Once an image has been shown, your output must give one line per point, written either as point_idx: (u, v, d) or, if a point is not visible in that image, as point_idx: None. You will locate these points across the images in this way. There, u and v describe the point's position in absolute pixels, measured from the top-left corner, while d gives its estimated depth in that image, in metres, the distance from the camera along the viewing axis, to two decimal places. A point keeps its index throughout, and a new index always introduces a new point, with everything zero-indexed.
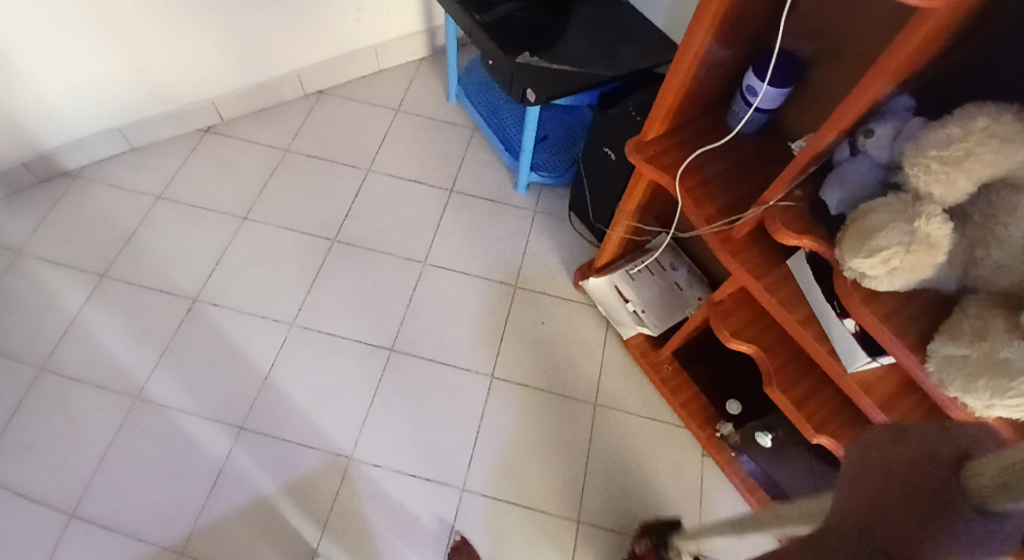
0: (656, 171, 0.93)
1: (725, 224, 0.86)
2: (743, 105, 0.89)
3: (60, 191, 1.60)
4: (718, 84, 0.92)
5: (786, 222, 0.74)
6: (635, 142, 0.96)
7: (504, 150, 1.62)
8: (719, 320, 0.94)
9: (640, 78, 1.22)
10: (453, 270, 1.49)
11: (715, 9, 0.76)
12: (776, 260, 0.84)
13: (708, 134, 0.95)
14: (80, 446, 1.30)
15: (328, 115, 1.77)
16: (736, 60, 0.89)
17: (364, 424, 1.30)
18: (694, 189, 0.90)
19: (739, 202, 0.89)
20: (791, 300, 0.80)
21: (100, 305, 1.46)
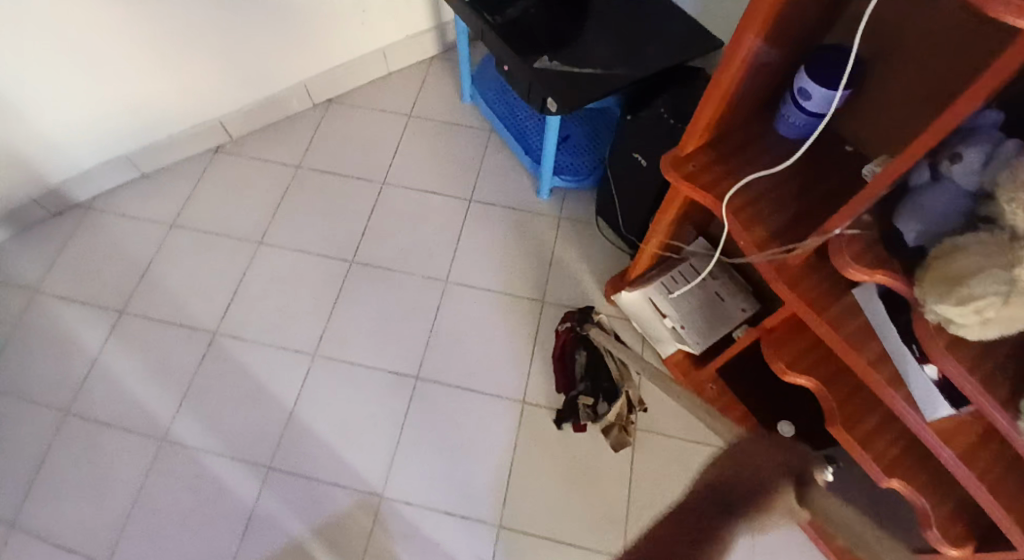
0: (696, 190, 0.84)
1: (781, 250, 0.77)
2: (791, 107, 0.79)
3: (72, 225, 1.56)
4: (762, 90, 0.82)
5: (854, 256, 0.64)
6: (671, 157, 0.87)
7: (524, 155, 1.53)
8: (771, 352, 0.85)
9: (670, 76, 1.12)
10: (478, 288, 1.43)
11: (768, 8, 0.66)
12: (838, 289, 0.74)
13: (752, 146, 0.86)
14: (108, 492, 1.28)
15: (338, 126, 1.69)
16: (782, 64, 0.79)
17: (394, 459, 1.26)
18: (740, 210, 0.81)
19: (791, 223, 0.79)
20: (860, 336, 0.71)
21: (119, 343, 1.42)
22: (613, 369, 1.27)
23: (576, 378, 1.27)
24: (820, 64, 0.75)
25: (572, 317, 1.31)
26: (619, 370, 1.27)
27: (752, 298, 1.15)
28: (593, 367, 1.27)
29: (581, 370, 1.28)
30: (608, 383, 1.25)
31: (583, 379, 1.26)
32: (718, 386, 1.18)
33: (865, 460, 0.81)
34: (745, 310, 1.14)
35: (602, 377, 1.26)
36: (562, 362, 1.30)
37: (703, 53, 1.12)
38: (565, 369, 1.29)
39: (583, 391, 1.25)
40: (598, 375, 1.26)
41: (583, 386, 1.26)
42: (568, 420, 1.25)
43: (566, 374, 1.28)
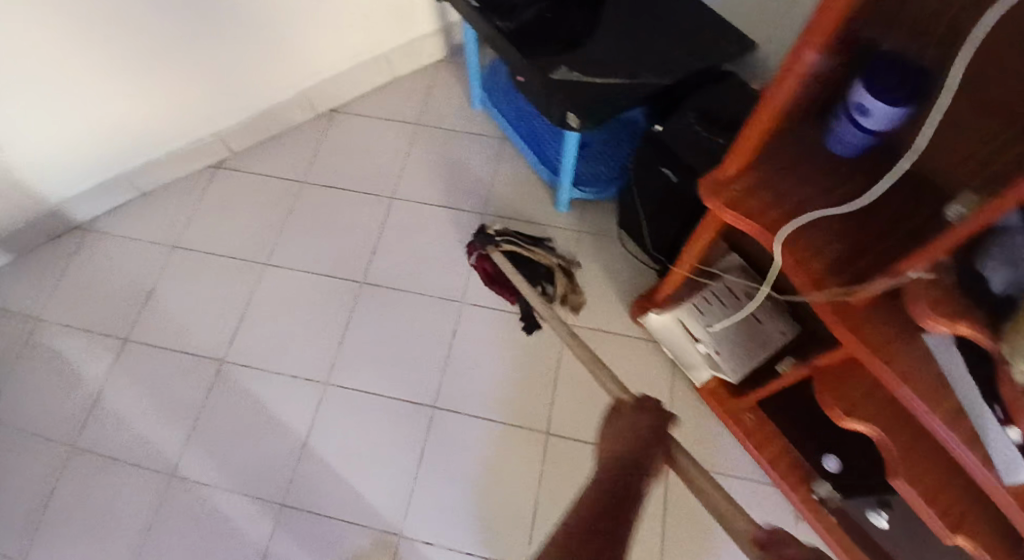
0: (742, 221, 0.78)
1: (841, 291, 0.72)
2: (845, 122, 0.72)
3: (73, 248, 1.51)
4: (810, 103, 0.75)
5: (932, 304, 0.59)
6: (711, 182, 0.81)
7: (539, 165, 1.45)
8: (827, 396, 0.82)
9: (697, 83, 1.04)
10: (495, 309, 1.37)
11: (836, 16, 0.59)
12: (908, 332, 0.70)
13: (799, 163, 0.78)
14: (117, 533, 1.23)
15: (343, 137, 1.62)
16: (836, 75, 0.71)
17: (412, 495, 1.21)
18: (795, 245, 0.75)
19: (849, 257, 0.74)
20: (931, 389, 0.66)
21: (124, 373, 1.37)
22: (540, 258, 1.37)
23: (516, 289, 1.36)
24: (882, 76, 0.67)
25: (477, 245, 1.40)
26: (544, 256, 1.37)
27: (790, 319, 1.09)
28: (522, 269, 1.37)
29: (515, 279, 1.37)
30: (540, 271, 1.37)
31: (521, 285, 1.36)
32: (758, 415, 1.19)
33: (927, 514, 0.77)
34: (784, 333, 1.08)
35: (532, 270, 1.37)
36: (500, 284, 1.38)
37: (735, 55, 1.04)
38: (504, 286, 1.38)
39: (528, 290, 1.36)
40: (528, 272, 1.37)
41: (523, 291, 1.36)
42: (534, 320, 1.35)
43: (508, 290, 1.37)
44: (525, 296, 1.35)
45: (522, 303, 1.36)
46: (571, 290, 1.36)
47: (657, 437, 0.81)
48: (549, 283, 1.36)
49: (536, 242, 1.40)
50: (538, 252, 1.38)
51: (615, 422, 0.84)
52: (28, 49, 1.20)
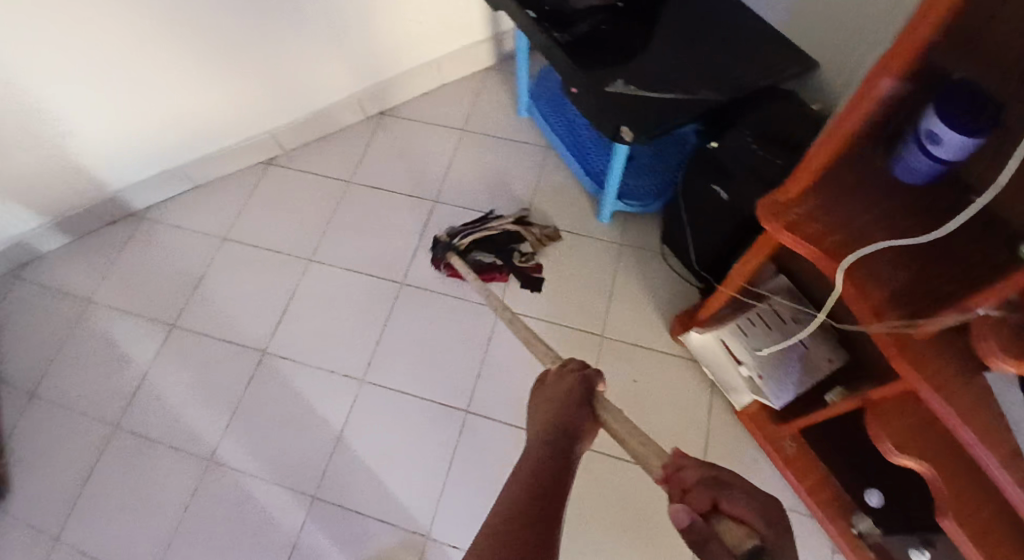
0: (801, 244, 0.77)
1: (901, 323, 0.71)
2: (914, 149, 0.71)
3: (127, 234, 1.56)
4: (879, 131, 0.75)
5: (1000, 342, 0.60)
6: (770, 203, 0.80)
7: (584, 176, 1.45)
8: (879, 427, 0.82)
9: (754, 101, 1.03)
10: (533, 317, 1.37)
11: (921, 37, 0.60)
12: (966, 371, 0.69)
13: (862, 189, 0.77)
14: (153, 512, 1.27)
15: (391, 139, 1.65)
16: (909, 104, 0.71)
17: (441, 497, 1.22)
18: (855, 273, 0.75)
19: (909, 289, 0.73)
20: (993, 429, 0.65)
21: (170, 357, 1.41)
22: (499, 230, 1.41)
23: (497, 265, 1.40)
24: (956, 102, 0.66)
25: (440, 258, 1.39)
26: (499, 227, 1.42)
27: (839, 347, 1.08)
28: (491, 247, 1.41)
29: (490, 259, 1.41)
30: (507, 239, 1.42)
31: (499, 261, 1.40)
32: (797, 443, 1.18)
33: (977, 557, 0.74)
34: (830, 361, 1.07)
35: (499, 241, 1.41)
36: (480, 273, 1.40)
37: (794, 75, 1.03)
38: (487, 271, 1.40)
39: (510, 260, 1.41)
40: (496, 246, 1.41)
41: (502, 262, 1.40)
42: (533, 277, 1.40)
43: (493, 269, 1.40)
44: (510, 263, 1.41)
45: (512, 271, 1.41)
46: (547, 230, 1.44)
47: (582, 400, 0.77)
48: (522, 240, 1.43)
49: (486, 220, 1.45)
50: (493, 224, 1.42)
51: (543, 389, 0.80)
52: (97, 40, 1.25)
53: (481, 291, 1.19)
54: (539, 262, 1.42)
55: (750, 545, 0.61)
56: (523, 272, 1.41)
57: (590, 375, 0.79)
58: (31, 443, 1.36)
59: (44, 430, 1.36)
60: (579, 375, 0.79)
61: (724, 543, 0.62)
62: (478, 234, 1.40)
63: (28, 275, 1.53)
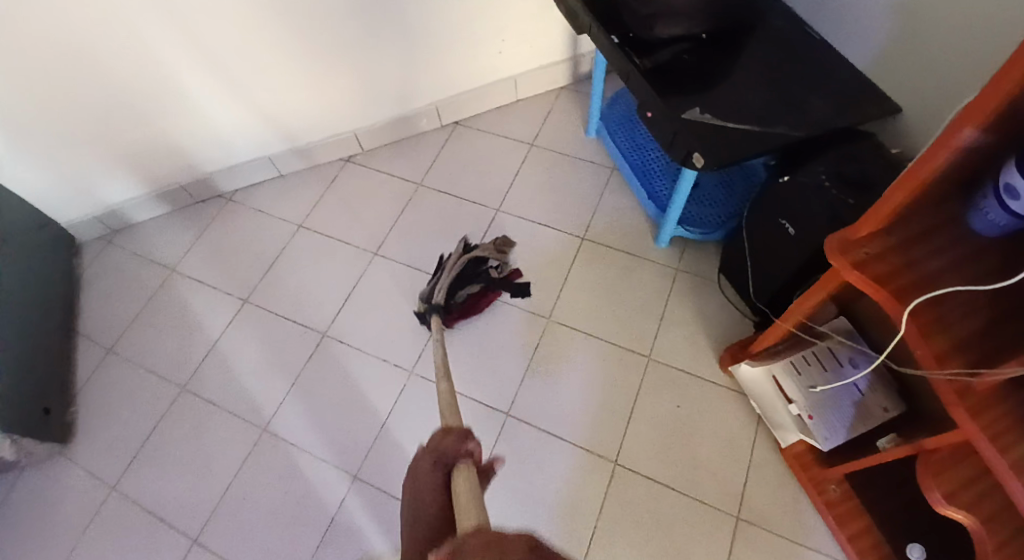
0: (867, 282, 0.78)
1: (963, 372, 0.71)
2: (993, 202, 0.71)
3: (212, 213, 1.67)
4: (957, 181, 0.75)
5: None
6: (839, 240, 0.81)
7: (647, 200, 1.47)
8: (930, 477, 0.80)
9: (831, 139, 1.03)
10: (584, 332, 1.39)
11: (1009, 89, 0.61)
12: None
13: (935, 236, 0.78)
14: (208, 472, 1.35)
15: (462, 148, 1.71)
16: (989, 157, 0.72)
17: None
18: (919, 317, 0.75)
19: (975, 336, 0.73)
20: None
21: (238, 330, 1.50)
22: (460, 262, 1.42)
23: (480, 291, 1.42)
24: None
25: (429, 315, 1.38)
26: (458, 261, 1.42)
27: (896, 398, 1.07)
28: (467, 281, 1.42)
29: (475, 290, 1.42)
30: (473, 264, 1.43)
31: (479, 290, 1.42)
32: (841, 489, 1.17)
33: None
34: (886, 410, 1.06)
35: (468, 272, 1.42)
36: (476, 305, 1.42)
37: (874, 118, 1.03)
38: (481, 299, 1.42)
39: (489, 280, 1.43)
40: (469, 277, 1.42)
41: (483, 287, 1.42)
42: (515, 284, 1.45)
43: (482, 294, 1.42)
44: (491, 282, 1.43)
45: (497, 287, 1.44)
46: (498, 242, 1.48)
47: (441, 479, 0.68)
48: (485, 260, 1.44)
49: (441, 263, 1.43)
50: (451, 262, 1.42)
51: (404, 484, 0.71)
52: (205, 35, 1.35)
53: (436, 343, 1.11)
54: (513, 268, 1.47)
55: None
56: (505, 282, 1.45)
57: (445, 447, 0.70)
58: (104, 394, 1.46)
59: (116, 385, 1.47)
60: (434, 458, 0.69)
61: None
62: (450, 275, 1.39)
63: (118, 241, 1.65)
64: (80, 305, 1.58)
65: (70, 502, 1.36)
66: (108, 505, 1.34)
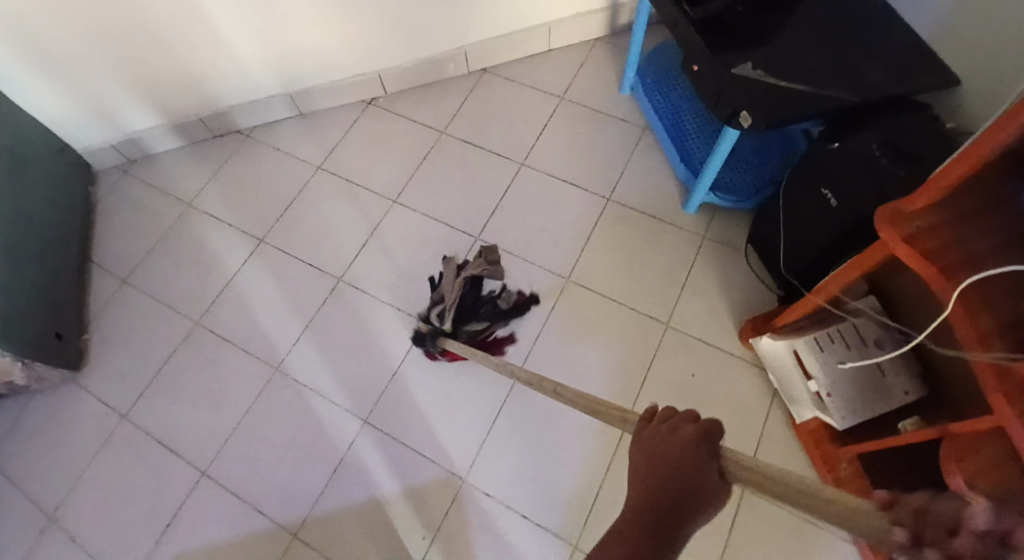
0: (914, 257, 0.75)
1: (1005, 356, 0.68)
2: None
3: (230, 148, 1.64)
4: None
5: None
6: (890, 211, 0.78)
7: (679, 162, 1.43)
8: (954, 459, 0.81)
9: (887, 107, 0.98)
10: (603, 294, 1.37)
11: None
12: None
13: (994, 212, 0.74)
14: (219, 406, 1.36)
15: (489, 97, 1.65)
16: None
17: (484, 444, 1.27)
18: (967, 297, 0.72)
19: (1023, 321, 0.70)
20: None
21: (254, 269, 1.49)
22: (459, 291, 1.34)
23: (490, 325, 1.34)
24: None
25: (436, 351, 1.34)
26: (458, 290, 1.35)
27: (919, 381, 1.05)
28: (466, 313, 1.34)
29: (482, 325, 1.34)
30: (472, 290, 1.35)
31: (487, 323, 1.34)
32: (853, 466, 1.14)
33: None
34: (907, 393, 1.04)
35: (468, 301, 1.35)
36: (488, 343, 1.34)
37: (933, 88, 0.98)
38: (487, 337, 1.34)
39: (496, 315, 1.35)
40: (471, 308, 1.35)
41: (490, 319, 1.34)
42: (515, 315, 1.36)
43: (491, 331, 1.34)
44: (498, 315, 1.35)
45: (498, 321, 1.35)
46: (487, 254, 1.37)
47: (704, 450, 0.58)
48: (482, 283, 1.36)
49: (438, 294, 1.36)
50: (450, 294, 1.34)
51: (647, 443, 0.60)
52: None
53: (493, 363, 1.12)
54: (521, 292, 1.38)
55: None
56: (516, 314, 1.36)
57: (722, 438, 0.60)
58: (117, 323, 1.46)
59: (129, 316, 1.47)
60: (700, 429, 0.59)
61: None
62: (450, 308, 1.33)
63: (135, 172, 1.63)
64: (95, 235, 1.57)
65: (82, 427, 1.37)
66: (119, 433, 1.36)
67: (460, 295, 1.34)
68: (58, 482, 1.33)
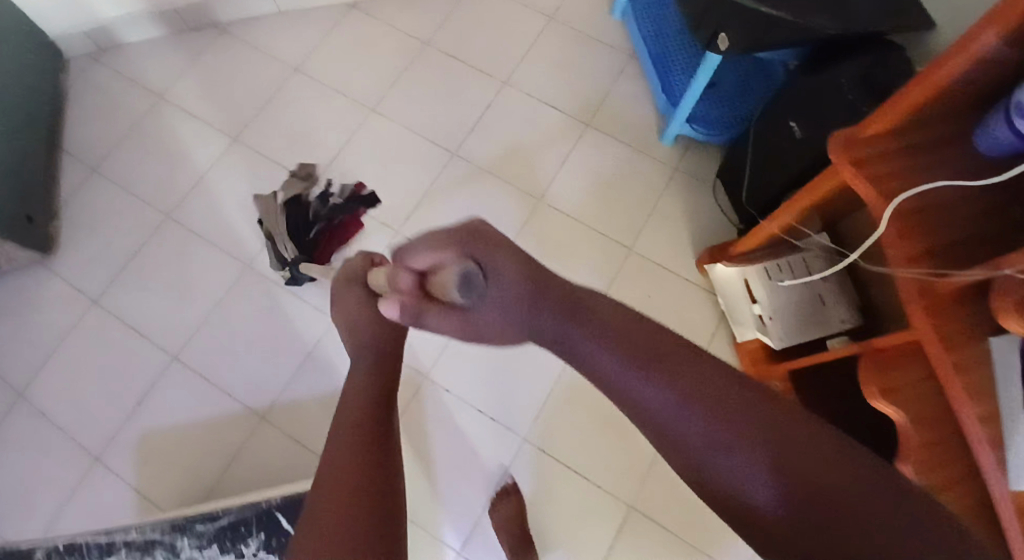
0: (858, 180, 0.82)
1: (930, 273, 0.75)
2: (1002, 120, 0.72)
3: (207, 41, 1.61)
4: (976, 101, 0.78)
5: (1018, 302, 0.64)
6: (844, 139, 0.84)
7: (660, 93, 1.46)
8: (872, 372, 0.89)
9: (864, 43, 1.02)
10: (571, 216, 1.42)
11: None
12: (979, 331, 0.74)
13: (939, 147, 0.81)
14: (190, 297, 1.40)
15: (477, 11, 1.63)
16: (1011, 80, 0.74)
17: (446, 349, 1.33)
18: (905, 217, 0.78)
19: (952, 247, 0.77)
20: (982, 387, 0.72)
21: (228, 166, 1.49)
22: (284, 220, 1.35)
23: (332, 223, 1.40)
24: None
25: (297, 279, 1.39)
26: (275, 217, 1.36)
27: (856, 312, 1.13)
28: (314, 217, 1.38)
29: (324, 232, 1.39)
30: (294, 205, 1.38)
31: (332, 225, 1.40)
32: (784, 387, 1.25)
33: None
34: (843, 322, 1.12)
35: (296, 220, 1.36)
36: (345, 234, 1.41)
37: (910, 29, 1.01)
38: (338, 232, 1.40)
39: (334, 216, 1.40)
40: (305, 224, 1.37)
41: (332, 222, 1.40)
42: (364, 200, 1.41)
43: (341, 229, 1.40)
44: (336, 214, 1.40)
45: (348, 210, 1.41)
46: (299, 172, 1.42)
47: None
48: (301, 196, 1.39)
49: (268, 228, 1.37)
50: (278, 224, 1.36)
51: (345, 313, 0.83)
52: None
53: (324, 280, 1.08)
54: (357, 183, 1.43)
55: (458, 277, 0.63)
56: (351, 203, 1.41)
57: (410, 251, 0.67)
58: (88, 209, 1.47)
59: (101, 204, 1.47)
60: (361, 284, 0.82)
61: (443, 293, 0.64)
62: (282, 237, 1.35)
63: (107, 60, 1.59)
64: (66, 121, 1.54)
65: (51, 309, 1.40)
66: (88, 315, 1.39)
67: (286, 216, 1.36)
68: (29, 359, 1.36)
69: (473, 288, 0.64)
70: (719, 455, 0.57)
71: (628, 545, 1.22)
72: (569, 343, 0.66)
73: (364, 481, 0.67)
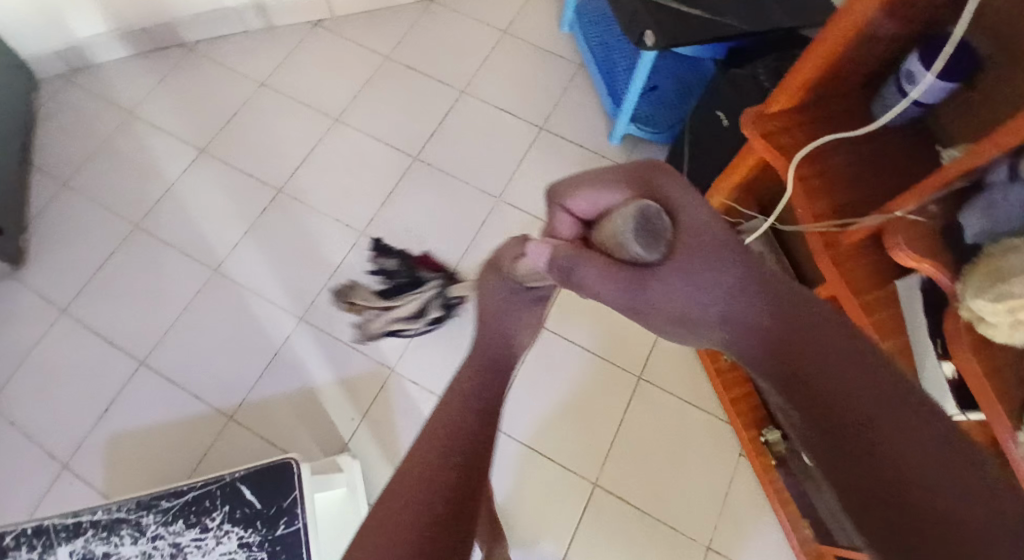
0: (768, 149, 0.90)
1: (834, 225, 0.84)
2: (897, 92, 0.83)
3: (175, 61, 1.67)
4: (873, 71, 0.88)
5: (907, 239, 0.72)
6: (754, 114, 0.92)
7: (607, 96, 1.55)
8: None
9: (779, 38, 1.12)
10: (530, 216, 1.51)
11: None
12: (884, 277, 0.82)
13: (842, 119, 0.90)
14: (159, 303, 1.43)
15: (435, 27, 1.72)
16: (896, 45, 0.83)
17: (409, 344, 1.40)
18: (808, 179, 0.87)
19: (856, 204, 0.85)
20: (890, 326, 0.80)
21: (196, 177, 1.54)
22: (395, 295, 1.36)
23: (416, 268, 1.41)
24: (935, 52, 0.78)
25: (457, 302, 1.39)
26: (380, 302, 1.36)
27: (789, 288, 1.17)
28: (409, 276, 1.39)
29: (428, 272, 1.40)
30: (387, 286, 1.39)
31: (422, 265, 1.42)
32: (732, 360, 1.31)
33: None
34: None
35: (401, 289, 1.38)
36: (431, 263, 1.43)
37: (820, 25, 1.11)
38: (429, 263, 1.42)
39: (412, 264, 1.42)
40: (411, 282, 1.39)
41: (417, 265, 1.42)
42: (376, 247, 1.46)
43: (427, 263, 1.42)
44: (413, 262, 1.42)
45: (409, 257, 1.44)
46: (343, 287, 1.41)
47: None
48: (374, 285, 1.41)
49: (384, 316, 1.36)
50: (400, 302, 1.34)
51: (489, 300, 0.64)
52: None
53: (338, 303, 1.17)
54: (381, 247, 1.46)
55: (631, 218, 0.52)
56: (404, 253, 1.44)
57: (556, 199, 0.57)
58: (57, 222, 1.50)
59: (70, 218, 1.51)
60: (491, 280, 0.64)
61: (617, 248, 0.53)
62: (411, 305, 1.34)
63: (77, 80, 1.64)
64: (34, 139, 1.58)
65: (21, 321, 1.42)
66: (57, 324, 1.41)
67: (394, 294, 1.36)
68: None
69: (656, 230, 0.52)
70: (914, 491, 0.45)
71: (593, 521, 1.26)
72: (746, 328, 0.54)
73: (464, 477, 0.56)
